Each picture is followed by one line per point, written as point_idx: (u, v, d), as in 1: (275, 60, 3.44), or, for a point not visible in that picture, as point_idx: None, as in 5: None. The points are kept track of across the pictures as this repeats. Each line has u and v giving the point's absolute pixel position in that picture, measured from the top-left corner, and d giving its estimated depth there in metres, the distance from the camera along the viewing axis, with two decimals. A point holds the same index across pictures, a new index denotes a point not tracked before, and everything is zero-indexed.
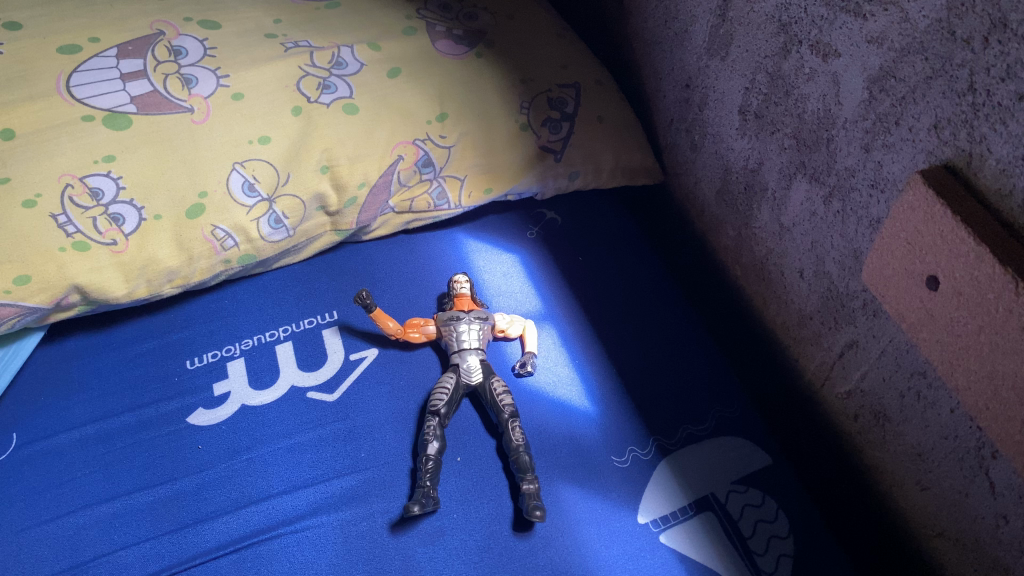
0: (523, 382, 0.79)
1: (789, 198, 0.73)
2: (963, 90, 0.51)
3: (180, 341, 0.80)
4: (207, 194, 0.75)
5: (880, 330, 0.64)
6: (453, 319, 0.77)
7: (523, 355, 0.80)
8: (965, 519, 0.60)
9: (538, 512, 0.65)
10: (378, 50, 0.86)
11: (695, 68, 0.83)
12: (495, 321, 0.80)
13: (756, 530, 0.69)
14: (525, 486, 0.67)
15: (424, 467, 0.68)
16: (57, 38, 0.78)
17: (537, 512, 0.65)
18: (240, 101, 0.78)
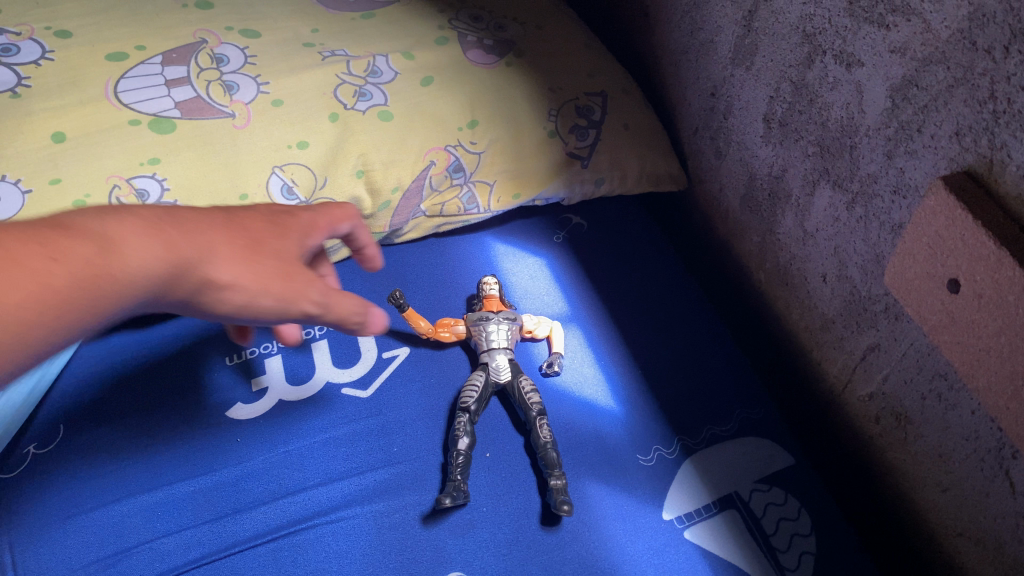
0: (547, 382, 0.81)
1: (813, 205, 0.74)
2: (985, 98, 0.53)
3: (219, 338, 0.83)
4: (248, 196, 0.77)
5: (902, 333, 0.65)
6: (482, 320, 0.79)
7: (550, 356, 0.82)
8: (985, 519, 0.62)
9: (565, 506, 0.67)
10: (411, 59, 0.89)
11: (720, 77, 0.85)
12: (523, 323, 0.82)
13: (779, 528, 0.71)
14: (553, 481, 0.69)
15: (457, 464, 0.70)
16: (106, 46, 0.81)
17: (564, 507, 0.67)
18: (280, 107, 0.81)
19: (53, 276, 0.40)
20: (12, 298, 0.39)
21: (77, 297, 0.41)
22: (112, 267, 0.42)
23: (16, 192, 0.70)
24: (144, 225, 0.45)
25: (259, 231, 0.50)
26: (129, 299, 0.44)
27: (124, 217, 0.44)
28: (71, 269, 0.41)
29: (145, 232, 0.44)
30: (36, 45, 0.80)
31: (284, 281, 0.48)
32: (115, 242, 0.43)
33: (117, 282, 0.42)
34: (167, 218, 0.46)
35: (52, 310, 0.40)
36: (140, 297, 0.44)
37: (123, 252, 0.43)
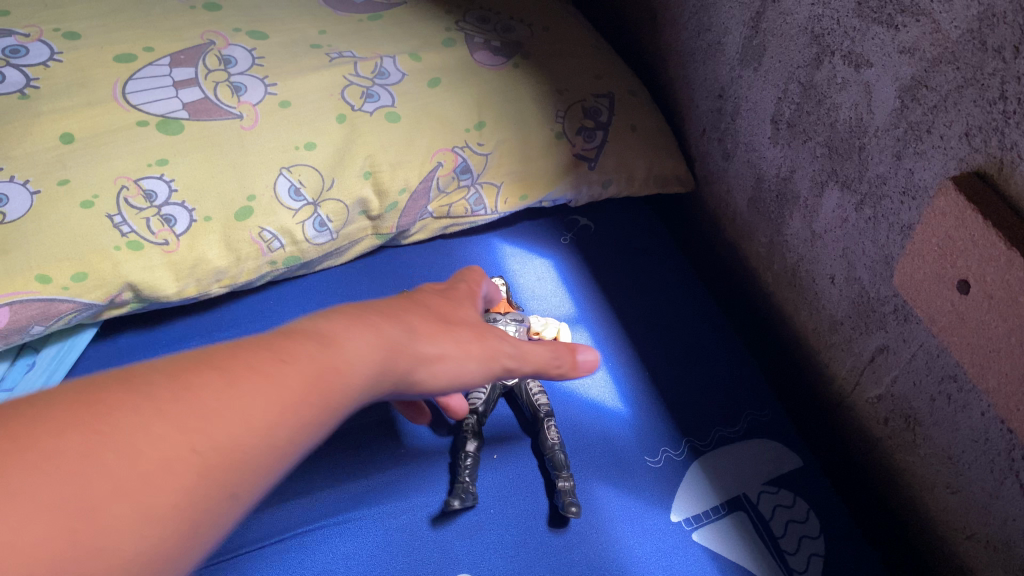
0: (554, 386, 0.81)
1: (821, 206, 0.74)
2: (995, 98, 0.52)
3: (226, 339, 0.83)
4: (256, 197, 0.78)
5: (911, 334, 0.65)
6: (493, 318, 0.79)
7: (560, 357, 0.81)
8: (996, 521, 0.61)
9: (573, 508, 0.67)
10: (419, 60, 0.89)
11: (728, 79, 0.85)
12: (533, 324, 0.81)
13: (787, 530, 0.70)
14: (560, 483, 0.69)
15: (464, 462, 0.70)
16: (114, 48, 0.81)
17: (572, 509, 0.67)
18: (288, 108, 0.81)
19: (282, 379, 0.38)
20: (248, 411, 0.36)
21: (314, 396, 0.39)
22: (339, 360, 0.41)
23: (25, 194, 0.70)
24: (352, 317, 0.44)
25: (439, 305, 0.51)
26: (358, 395, 0.42)
27: (333, 315, 0.44)
28: (303, 371, 0.39)
29: (355, 323, 0.43)
30: (44, 47, 0.80)
31: (481, 341, 0.49)
32: (338, 339, 0.42)
33: (346, 378, 0.41)
34: (367, 310, 0.46)
35: (293, 412, 0.38)
36: (365, 394, 0.42)
37: (345, 343, 0.41)
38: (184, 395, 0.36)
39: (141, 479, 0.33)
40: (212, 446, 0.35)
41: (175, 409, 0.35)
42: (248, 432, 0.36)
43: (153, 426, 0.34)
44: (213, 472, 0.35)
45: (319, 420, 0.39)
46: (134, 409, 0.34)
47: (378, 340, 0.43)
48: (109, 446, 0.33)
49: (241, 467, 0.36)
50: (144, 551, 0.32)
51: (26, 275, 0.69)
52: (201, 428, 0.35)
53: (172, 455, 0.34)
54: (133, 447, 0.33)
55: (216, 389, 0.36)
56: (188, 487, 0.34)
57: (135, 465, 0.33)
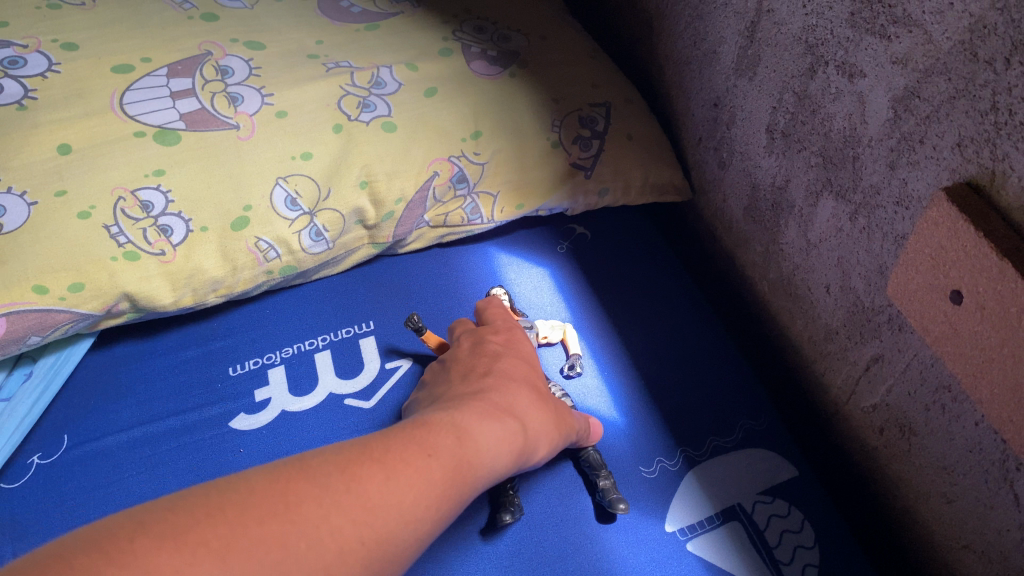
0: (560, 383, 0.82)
1: (816, 215, 0.74)
2: (986, 109, 0.53)
3: (223, 348, 0.83)
4: (252, 207, 0.78)
5: (905, 344, 0.65)
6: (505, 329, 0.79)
7: (568, 358, 0.83)
8: (990, 531, 0.61)
9: (621, 505, 0.69)
10: (415, 70, 0.89)
11: (723, 88, 0.85)
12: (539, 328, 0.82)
13: (782, 540, 0.70)
14: (601, 481, 0.71)
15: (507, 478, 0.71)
16: (112, 58, 0.82)
17: (621, 505, 0.69)
18: (284, 118, 0.81)
19: (432, 479, 0.49)
20: (401, 506, 0.46)
21: (447, 494, 0.49)
22: (468, 460, 0.52)
23: (22, 205, 0.71)
24: (478, 420, 0.55)
25: (528, 366, 0.68)
26: (477, 487, 0.52)
27: (462, 414, 0.55)
28: (444, 469, 0.50)
29: (481, 420, 0.55)
30: (43, 58, 0.81)
31: (567, 418, 0.66)
32: (468, 441, 0.53)
33: (472, 472, 0.52)
34: (485, 405, 0.58)
35: (436, 505, 0.48)
36: (482, 486, 0.53)
37: (475, 440, 0.53)
38: (355, 489, 0.45)
39: (324, 567, 0.42)
40: (375, 535, 0.44)
41: (351, 507, 0.44)
42: (403, 526, 0.46)
43: (335, 520, 0.43)
44: (374, 560, 0.44)
45: (449, 513, 0.50)
46: (318, 505, 0.44)
47: (494, 440, 0.54)
48: (300, 536, 0.42)
49: (391, 557, 0.45)
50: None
51: (23, 286, 0.69)
52: (368, 523, 0.44)
53: (346, 546, 0.43)
54: (319, 540, 0.42)
55: (380, 485, 0.46)
56: (354, 574, 0.43)
57: (322, 551, 0.42)
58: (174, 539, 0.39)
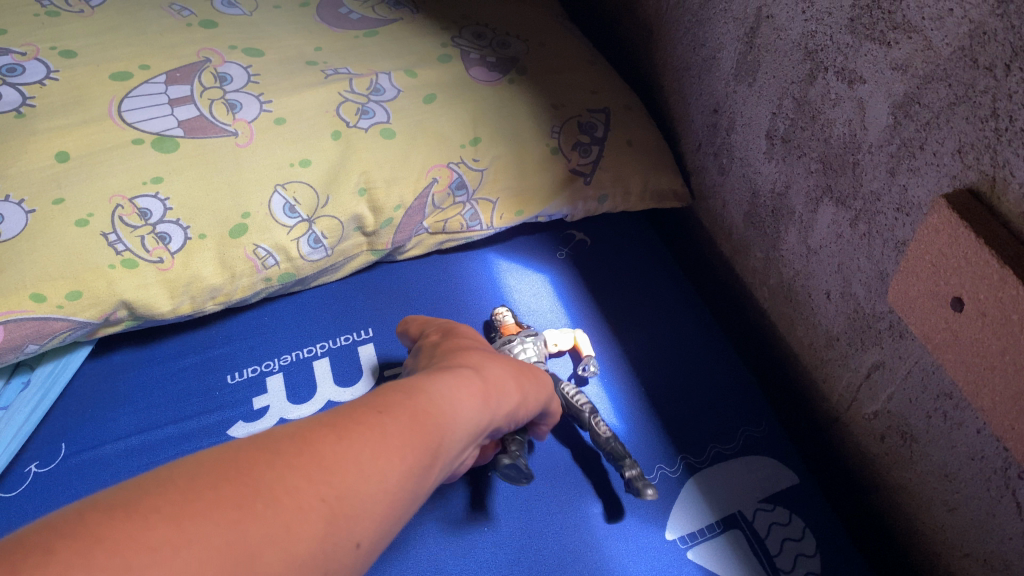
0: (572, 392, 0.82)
1: (816, 222, 0.74)
2: (987, 116, 0.52)
3: (222, 355, 0.83)
4: (250, 214, 0.77)
5: (906, 350, 0.65)
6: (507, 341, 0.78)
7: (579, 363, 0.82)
8: (993, 540, 0.61)
9: (650, 492, 0.68)
10: (414, 76, 0.89)
11: (723, 94, 0.85)
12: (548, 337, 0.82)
13: (783, 548, 0.70)
14: (629, 471, 0.70)
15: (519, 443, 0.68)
16: (110, 66, 0.82)
17: (650, 491, 0.68)
18: (283, 125, 0.81)
19: (389, 435, 0.41)
20: (359, 461, 0.39)
21: (413, 446, 0.42)
22: (428, 412, 0.44)
23: (19, 213, 0.70)
24: (433, 378, 0.48)
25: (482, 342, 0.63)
26: (449, 443, 0.45)
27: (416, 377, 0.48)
28: (402, 423, 0.43)
29: (440, 377, 0.48)
30: (41, 65, 0.81)
31: (535, 375, 0.60)
32: (426, 396, 0.46)
33: (438, 423, 0.44)
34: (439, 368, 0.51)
35: (401, 457, 0.41)
36: (456, 446, 0.46)
37: (434, 393, 0.46)
38: (308, 450, 0.38)
39: (285, 528, 0.34)
40: (335, 491, 0.37)
41: (305, 465, 0.37)
42: (365, 485, 0.39)
43: (290, 481, 0.36)
44: (339, 520, 0.37)
45: (421, 471, 0.42)
46: (271, 466, 0.36)
47: (457, 394, 0.48)
48: (257, 497, 0.35)
49: (359, 517, 0.38)
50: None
51: (20, 293, 0.69)
52: (327, 480, 0.37)
53: (306, 504, 0.36)
54: (279, 500, 0.35)
55: (332, 444, 0.39)
56: (319, 534, 0.36)
57: (280, 510, 0.35)
58: (124, 508, 0.32)
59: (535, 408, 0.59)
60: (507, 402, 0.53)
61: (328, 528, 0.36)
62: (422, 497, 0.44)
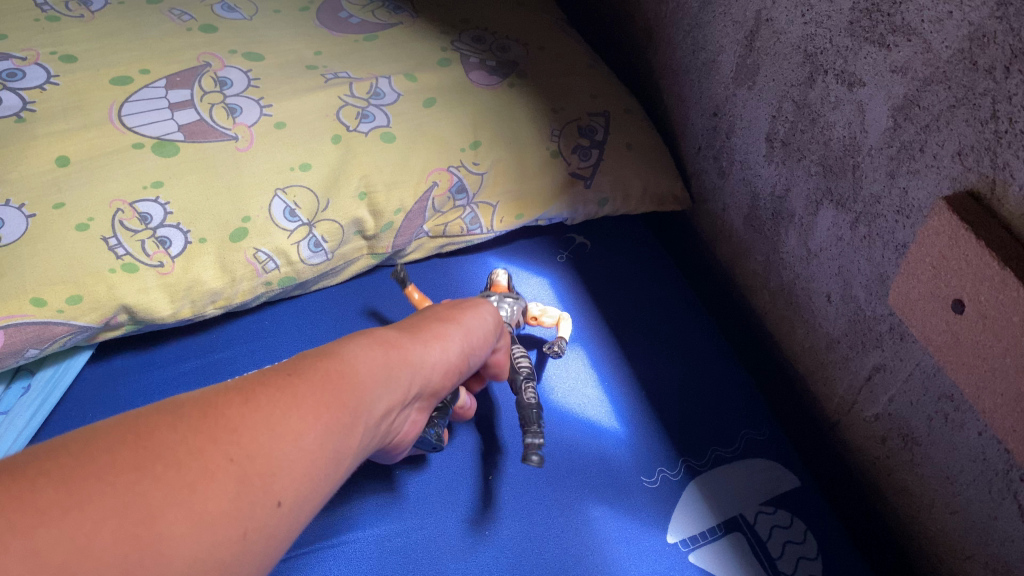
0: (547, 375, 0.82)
1: (816, 224, 0.74)
2: (986, 118, 0.52)
3: (224, 359, 0.83)
4: (250, 218, 0.77)
5: (907, 353, 0.65)
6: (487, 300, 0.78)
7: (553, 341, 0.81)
8: (994, 542, 0.61)
9: (534, 457, 0.58)
10: (414, 80, 0.89)
11: (722, 97, 0.85)
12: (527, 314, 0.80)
13: (785, 551, 0.70)
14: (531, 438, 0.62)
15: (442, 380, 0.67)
16: (110, 70, 0.82)
17: (534, 457, 0.58)
18: (283, 129, 0.81)
19: (301, 395, 0.41)
20: (268, 422, 0.39)
21: (328, 404, 0.42)
22: (342, 370, 0.44)
23: (19, 217, 0.70)
24: (352, 339, 0.48)
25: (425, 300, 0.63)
26: (370, 399, 0.45)
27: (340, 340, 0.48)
28: (315, 383, 0.42)
29: (361, 341, 0.48)
30: (41, 70, 0.81)
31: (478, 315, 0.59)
32: (341, 357, 0.45)
33: (356, 383, 0.44)
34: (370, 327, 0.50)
35: (314, 416, 0.41)
36: (380, 402, 0.46)
37: (351, 355, 0.46)
38: (213, 413, 0.38)
39: (189, 487, 0.35)
40: (242, 451, 0.38)
41: (211, 428, 0.38)
42: (278, 444, 0.39)
43: (193, 443, 0.37)
44: (252, 478, 0.37)
45: (343, 430, 0.42)
46: (173, 429, 0.37)
47: (376, 353, 0.47)
48: (158, 460, 0.35)
49: (277, 479, 0.38)
50: (198, 556, 0.34)
51: (20, 298, 0.68)
52: (233, 441, 0.38)
53: (213, 466, 0.36)
54: (182, 462, 0.36)
55: (240, 409, 0.39)
56: (229, 494, 0.36)
57: (182, 472, 0.35)
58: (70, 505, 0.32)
59: (480, 346, 0.58)
60: (437, 354, 0.52)
61: (239, 487, 0.37)
62: (354, 460, 0.44)
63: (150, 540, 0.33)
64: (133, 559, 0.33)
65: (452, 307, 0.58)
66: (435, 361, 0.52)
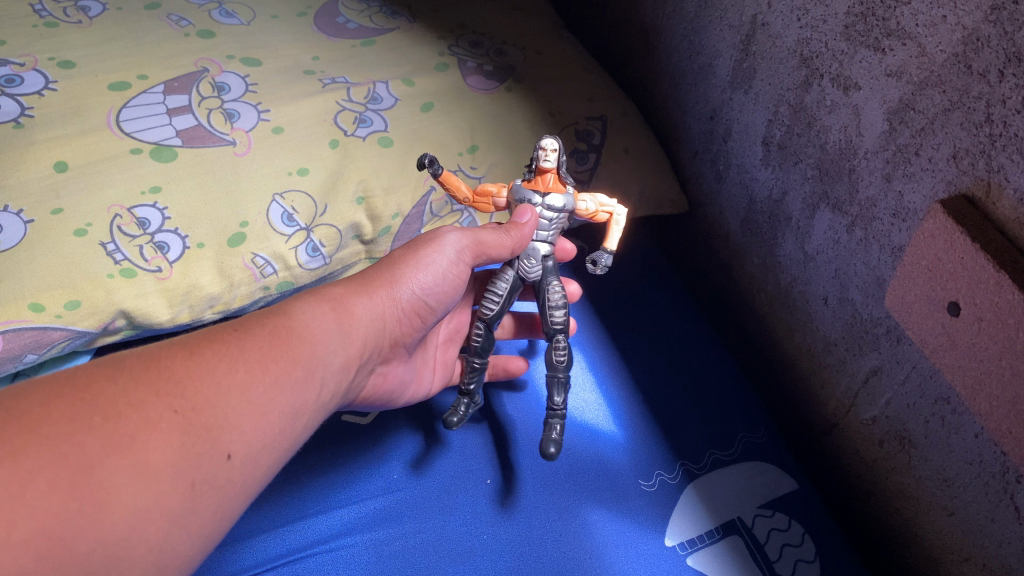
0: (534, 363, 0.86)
1: (812, 228, 0.74)
2: (981, 121, 0.53)
3: None
4: (248, 223, 0.77)
5: (903, 356, 0.65)
6: (525, 200, 0.71)
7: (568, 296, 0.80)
8: (991, 545, 0.61)
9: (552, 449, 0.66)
10: (412, 85, 0.90)
11: (719, 101, 0.85)
12: (578, 209, 0.71)
13: (783, 554, 0.70)
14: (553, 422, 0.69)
15: (476, 338, 0.71)
16: (108, 76, 0.82)
17: (550, 450, 0.67)
18: (280, 134, 0.82)
19: (249, 350, 0.50)
20: (215, 376, 0.47)
21: (277, 358, 0.51)
22: (290, 329, 0.53)
23: (18, 223, 0.70)
24: (301, 301, 0.57)
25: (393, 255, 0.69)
26: (321, 354, 0.54)
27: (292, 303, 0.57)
28: (263, 340, 0.51)
29: (314, 306, 0.57)
30: (40, 76, 0.81)
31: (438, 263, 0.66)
32: (290, 319, 0.54)
33: (304, 343, 0.53)
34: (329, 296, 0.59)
35: (260, 371, 0.49)
36: (331, 357, 0.55)
37: (302, 318, 0.55)
38: (156, 367, 0.46)
39: (129, 440, 0.42)
40: (187, 404, 0.45)
41: (154, 382, 0.45)
42: (225, 395, 0.47)
43: (136, 394, 0.44)
44: (195, 428, 0.45)
45: (296, 383, 0.51)
46: (112, 381, 0.44)
47: (321, 311, 0.56)
48: (95, 413, 0.42)
49: (223, 432, 0.46)
50: (141, 504, 0.41)
51: (18, 304, 0.67)
52: (175, 394, 0.45)
53: (154, 416, 0.44)
54: (121, 414, 0.43)
55: (183, 362, 0.47)
56: (173, 441, 0.43)
57: (122, 422, 0.42)
58: None
59: (431, 288, 0.66)
60: (386, 306, 0.63)
61: (181, 436, 0.44)
62: (311, 411, 0.52)
63: (87, 487, 0.40)
64: (73, 505, 0.39)
65: (405, 253, 0.66)
66: (386, 312, 0.63)
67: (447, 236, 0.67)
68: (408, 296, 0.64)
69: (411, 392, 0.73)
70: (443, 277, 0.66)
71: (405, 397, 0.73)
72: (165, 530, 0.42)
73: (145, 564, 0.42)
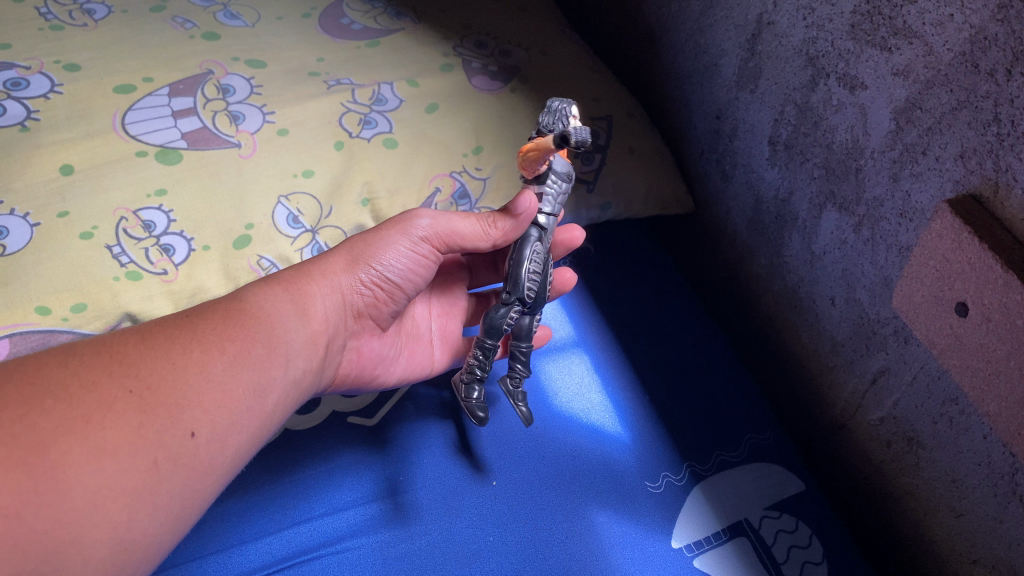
0: (575, 368, 0.85)
1: (820, 227, 0.74)
2: (988, 120, 0.52)
3: None
4: (254, 225, 0.76)
5: (912, 356, 0.65)
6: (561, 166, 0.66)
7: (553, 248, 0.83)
8: (1001, 548, 0.60)
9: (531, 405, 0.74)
10: (416, 86, 0.90)
11: (725, 101, 0.85)
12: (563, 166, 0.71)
13: (791, 556, 0.70)
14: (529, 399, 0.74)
15: (507, 322, 0.68)
16: (113, 79, 0.83)
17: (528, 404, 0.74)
18: (285, 136, 0.82)
19: (203, 332, 0.54)
20: (168, 356, 0.51)
21: (231, 338, 0.55)
22: (241, 311, 0.57)
23: (24, 226, 0.70)
24: (253, 286, 0.61)
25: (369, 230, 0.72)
26: (281, 331, 0.58)
27: (251, 288, 0.60)
28: (216, 322, 0.55)
29: (269, 289, 0.61)
30: (45, 79, 0.81)
31: (407, 238, 0.67)
32: (256, 313, 0.58)
33: (259, 322, 0.57)
34: (285, 278, 0.63)
35: (217, 349, 0.53)
36: (292, 332, 0.59)
37: (258, 301, 0.59)
38: (112, 352, 0.49)
39: (84, 421, 0.45)
40: (142, 382, 0.48)
41: (109, 364, 0.48)
42: (183, 374, 0.50)
43: (88, 373, 0.47)
44: (153, 406, 0.48)
45: (257, 360, 0.55)
46: (64, 366, 0.47)
47: (275, 293, 0.60)
48: (47, 396, 0.45)
49: (184, 411, 0.49)
50: (101, 482, 0.44)
51: (25, 307, 0.66)
52: (128, 375, 0.48)
53: (108, 396, 0.47)
54: (75, 395, 0.46)
55: (138, 347, 0.50)
56: (128, 417, 0.46)
57: (71, 403, 0.45)
58: None
59: (398, 266, 0.68)
60: (346, 279, 0.66)
61: (138, 414, 0.47)
62: (279, 386, 0.56)
63: (44, 465, 0.42)
64: (29, 483, 0.41)
65: (372, 230, 0.68)
66: (346, 285, 0.66)
67: (417, 218, 0.68)
68: (368, 275, 0.67)
69: (401, 364, 0.76)
70: (406, 258, 0.68)
71: (396, 372, 0.76)
72: (130, 507, 0.45)
73: (110, 542, 0.44)
